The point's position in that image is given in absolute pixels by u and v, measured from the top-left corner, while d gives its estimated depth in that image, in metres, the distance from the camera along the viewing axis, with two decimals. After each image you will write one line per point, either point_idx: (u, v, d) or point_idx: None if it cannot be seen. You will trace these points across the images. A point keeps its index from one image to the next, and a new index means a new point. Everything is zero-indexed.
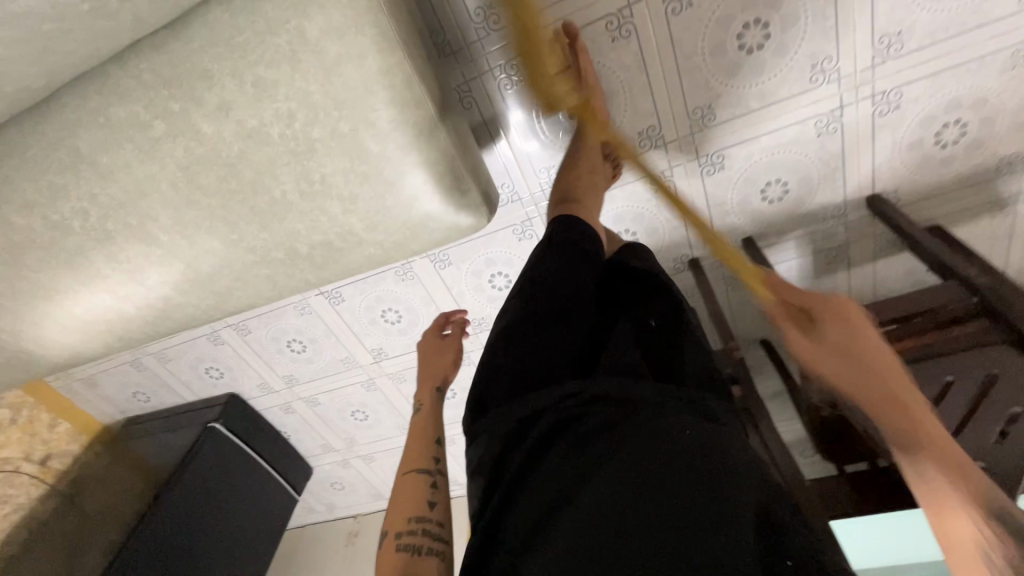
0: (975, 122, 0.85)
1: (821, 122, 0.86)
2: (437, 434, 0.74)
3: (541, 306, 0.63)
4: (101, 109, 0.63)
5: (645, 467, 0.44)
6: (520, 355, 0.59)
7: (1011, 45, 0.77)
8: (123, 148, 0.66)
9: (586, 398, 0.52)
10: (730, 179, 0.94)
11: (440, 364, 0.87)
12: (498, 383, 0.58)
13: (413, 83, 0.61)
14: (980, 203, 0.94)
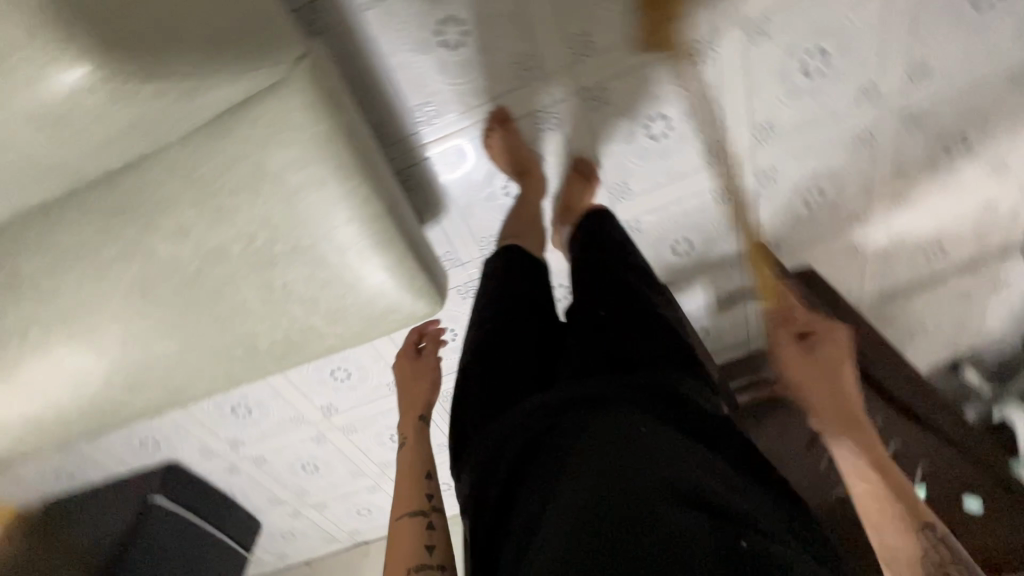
0: (830, 189, 1.05)
1: (716, 192, 1.02)
2: (426, 467, 0.67)
3: (500, 327, 0.64)
4: (46, 237, 0.63)
5: (606, 452, 0.43)
6: (488, 380, 0.59)
7: (851, 132, 0.97)
8: (70, 271, 0.65)
9: (545, 413, 0.50)
10: (646, 238, 1.08)
11: (418, 388, 0.77)
12: (467, 415, 0.58)
13: (371, 201, 0.67)
14: (839, 248, 1.15)
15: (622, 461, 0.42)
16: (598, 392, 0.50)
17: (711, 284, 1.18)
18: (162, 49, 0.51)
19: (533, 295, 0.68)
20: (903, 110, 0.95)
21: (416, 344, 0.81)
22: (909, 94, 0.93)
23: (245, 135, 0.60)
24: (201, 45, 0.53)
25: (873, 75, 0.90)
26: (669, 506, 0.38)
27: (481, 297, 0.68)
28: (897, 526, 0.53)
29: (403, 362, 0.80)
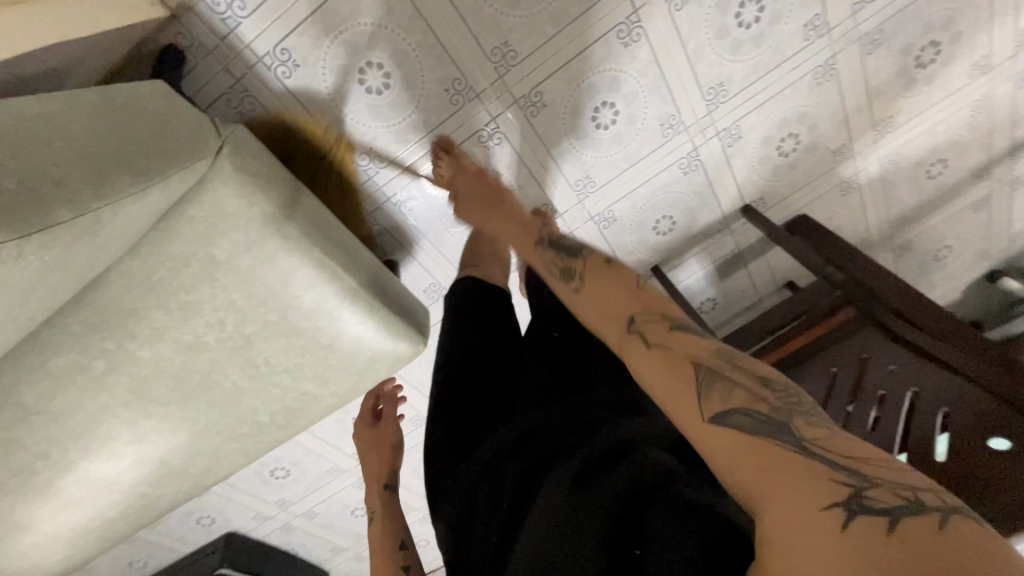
0: (805, 132, 1.00)
1: (683, 163, 0.99)
2: (399, 534, 0.71)
3: (460, 369, 0.67)
4: (39, 365, 0.67)
5: (549, 483, 0.46)
6: (455, 424, 0.63)
7: (809, 70, 0.92)
8: (69, 391, 0.69)
9: (498, 454, 0.53)
10: (625, 226, 1.06)
11: (379, 451, 0.83)
12: (440, 462, 0.62)
13: (325, 264, 0.68)
14: (830, 187, 1.10)
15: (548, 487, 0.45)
16: (550, 422, 0.52)
17: (705, 255, 1.14)
18: (99, 192, 0.48)
19: (487, 328, 0.70)
20: (860, 32, 0.90)
21: (372, 408, 0.87)
22: (861, 15, 0.88)
23: (189, 233, 0.62)
24: (133, 180, 0.51)
25: (817, 7, 0.85)
26: (579, 530, 0.41)
27: (442, 336, 0.71)
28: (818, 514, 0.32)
29: (360, 430, 0.85)
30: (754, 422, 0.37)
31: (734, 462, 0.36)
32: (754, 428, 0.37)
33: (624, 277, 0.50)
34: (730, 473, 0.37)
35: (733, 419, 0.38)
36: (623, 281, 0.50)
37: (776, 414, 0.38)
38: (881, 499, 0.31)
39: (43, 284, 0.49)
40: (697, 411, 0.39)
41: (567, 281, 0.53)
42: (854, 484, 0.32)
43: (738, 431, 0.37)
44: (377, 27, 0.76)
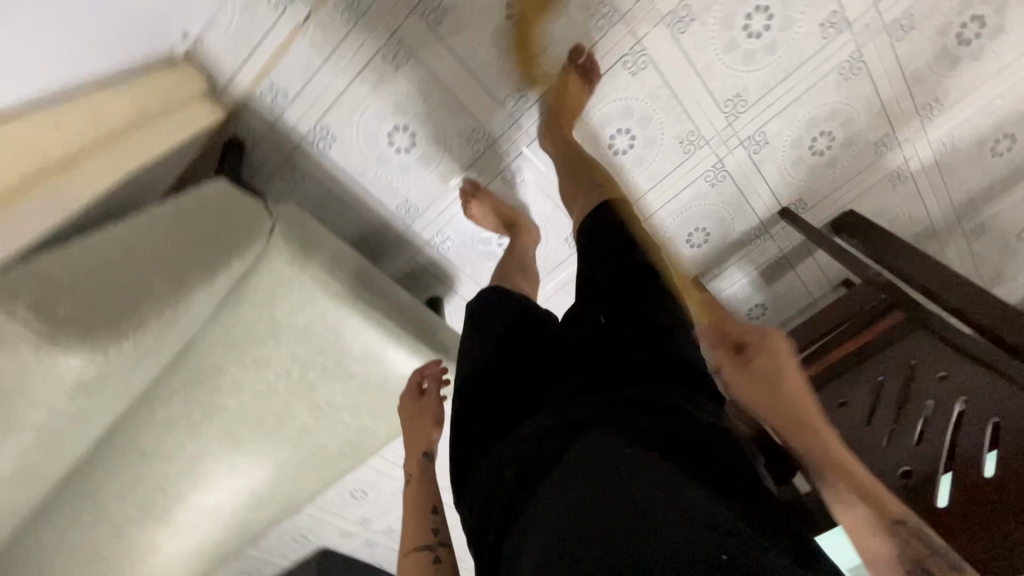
0: (838, 128, 0.96)
1: (709, 176, 0.99)
2: (431, 502, 0.76)
3: (499, 351, 0.73)
4: (152, 417, 0.80)
5: (586, 454, 0.51)
6: (491, 401, 0.69)
7: (833, 67, 0.90)
8: (175, 437, 0.82)
9: (546, 431, 0.57)
10: (657, 242, 1.07)
11: (421, 426, 0.81)
12: (473, 433, 0.68)
13: (369, 314, 0.77)
14: (879, 179, 1.04)
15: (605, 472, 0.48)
16: (599, 410, 0.56)
17: (746, 262, 1.12)
18: (179, 292, 0.60)
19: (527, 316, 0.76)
20: (887, 20, 0.86)
21: (417, 383, 0.81)
22: (884, 5, 0.84)
23: (255, 300, 0.72)
24: (200, 272, 0.62)
25: (834, 4, 0.83)
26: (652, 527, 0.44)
27: (489, 330, 0.77)
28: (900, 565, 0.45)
29: (407, 401, 0.81)
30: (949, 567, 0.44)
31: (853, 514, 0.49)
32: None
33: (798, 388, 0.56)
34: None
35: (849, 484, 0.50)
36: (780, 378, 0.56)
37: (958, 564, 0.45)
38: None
39: (145, 359, 0.61)
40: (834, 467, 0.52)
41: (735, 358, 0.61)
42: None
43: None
44: (399, 95, 0.84)
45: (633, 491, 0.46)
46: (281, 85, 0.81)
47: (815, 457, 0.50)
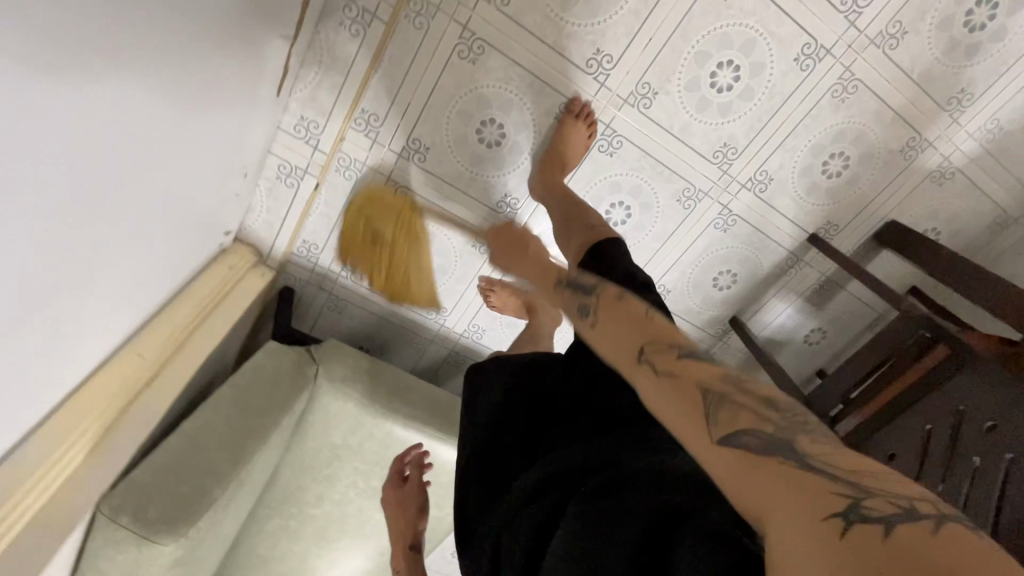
0: (851, 147, 0.90)
1: (718, 223, 0.98)
2: None
3: (495, 405, 0.72)
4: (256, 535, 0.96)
5: (592, 499, 0.50)
6: (488, 454, 0.68)
7: (826, 92, 0.85)
8: (278, 547, 0.97)
9: (543, 478, 0.57)
10: (683, 293, 1.07)
11: (405, 513, 0.85)
12: (472, 493, 0.67)
13: (408, 423, 0.88)
14: (917, 182, 0.95)
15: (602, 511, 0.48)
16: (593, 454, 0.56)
17: (786, 292, 1.07)
18: (239, 460, 0.72)
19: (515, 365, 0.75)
20: (873, 34, 0.81)
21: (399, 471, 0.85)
22: (863, 21, 0.80)
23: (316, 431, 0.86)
24: (262, 430, 0.76)
25: (804, 36, 0.81)
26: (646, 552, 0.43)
27: (484, 395, 0.74)
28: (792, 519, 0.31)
29: (388, 491, 0.86)
30: (776, 447, 0.35)
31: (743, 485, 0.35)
32: (769, 446, 0.35)
33: (644, 309, 0.49)
34: (729, 476, 0.36)
35: (741, 441, 0.36)
36: (634, 318, 0.48)
37: (788, 438, 0.36)
38: (877, 507, 0.30)
39: (234, 506, 0.75)
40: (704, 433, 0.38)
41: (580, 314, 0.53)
42: (855, 494, 0.31)
43: (750, 444, 0.36)
44: None
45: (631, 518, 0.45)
46: (310, 238, 0.96)
47: (678, 426, 0.40)
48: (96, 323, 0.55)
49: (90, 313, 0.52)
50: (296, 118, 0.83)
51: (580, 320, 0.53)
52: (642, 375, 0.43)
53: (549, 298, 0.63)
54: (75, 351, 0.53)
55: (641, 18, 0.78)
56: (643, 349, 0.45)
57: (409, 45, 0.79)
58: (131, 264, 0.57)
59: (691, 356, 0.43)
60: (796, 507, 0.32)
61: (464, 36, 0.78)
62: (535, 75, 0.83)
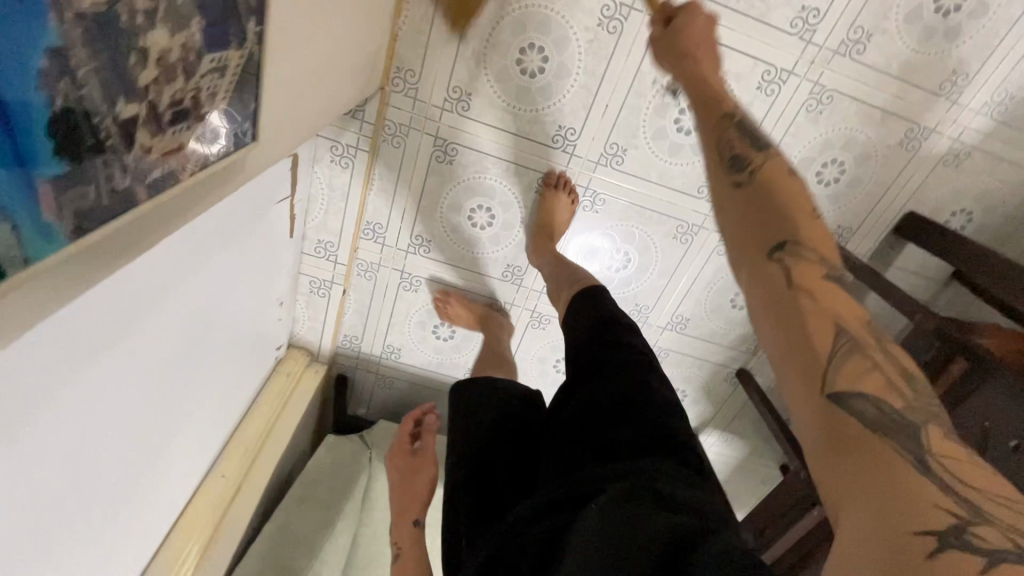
0: (842, 151, 0.88)
1: (721, 249, 0.98)
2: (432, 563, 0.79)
3: (485, 436, 0.67)
4: None
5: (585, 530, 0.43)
6: (477, 487, 0.63)
7: (799, 109, 0.84)
8: None
9: (531, 519, 0.51)
10: (704, 318, 1.07)
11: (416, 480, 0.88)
12: (463, 527, 0.62)
13: None
14: (930, 168, 0.89)
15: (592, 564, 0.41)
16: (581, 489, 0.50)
17: None
18: (314, 554, 0.88)
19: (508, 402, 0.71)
20: (835, 45, 0.79)
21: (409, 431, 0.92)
22: (820, 37, 0.78)
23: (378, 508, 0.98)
24: (329, 522, 0.92)
25: (760, 65, 0.81)
26: None
27: (475, 421, 0.69)
28: (882, 498, 0.37)
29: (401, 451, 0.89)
30: (884, 425, 0.39)
31: (840, 458, 0.40)
32: (879, 422, 0.40)
33: (795, 207, 0.52)
34: (828, 450, 0.41)
35: (856, 406, 0.40)
36: (781, 204, 0.52)
37: (912, 424, 0.39)
38: (982, 536, 0.33)
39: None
40: (817, 386, 0.42)
41: (733, 172, 0.55)
42: (963, 516, 0.34)
43: (857, 421, 0.40)
44: (429, 304, 1.05)
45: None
46: (350, 333, 1.08)
47: (792, 366, 0.44)
48: (174, 465, 0.71)
49: (165, 461, 0.67)
50: (314, 242, 0.96)
51: (733, 176, 0.55)
52: (787, 267, 0.47)
53: (705, 108, 0.62)
54: (160, 493, 0.68)
55: (592, 90, 0.83)
56: (783, 244, 0.49)
57: (394, 163, 0.89)
58: (191, 416, 0.72)
59: (832, 279, 0.47)
60: (896, 505, 0.36)
61: (438, 144, 0.87)
62: (510, 160, 0.89)
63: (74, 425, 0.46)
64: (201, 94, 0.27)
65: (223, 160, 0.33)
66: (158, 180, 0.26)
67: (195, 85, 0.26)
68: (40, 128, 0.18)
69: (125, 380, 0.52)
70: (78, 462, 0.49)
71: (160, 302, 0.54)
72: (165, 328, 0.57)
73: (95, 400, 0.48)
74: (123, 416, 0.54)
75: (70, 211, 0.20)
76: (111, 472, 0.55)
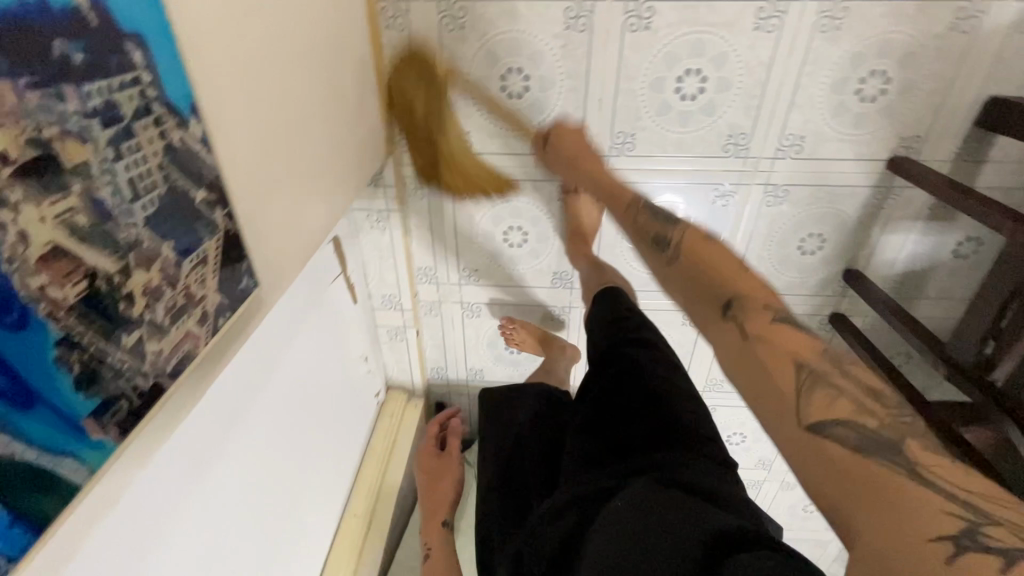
0: (882, 58, 0.77)
1: (770, 200, 0.92)
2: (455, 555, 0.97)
3: (514, 440, 0.73)
4: None
5: (608, 512, 0.50)
6: (510, 488, 0.69)
7: (810, 32, 0.76)
8: None
9: (557, 511, 0.56)
10: (772, 274, 1.01)
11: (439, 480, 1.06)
12: (495, 523, 0.68)
13: None
14: (1004, 42, 0.75)
15: (626, 537, 0.47)
16: (600, 484, 0.55)
17: (898, 224, 0.92)
18: None
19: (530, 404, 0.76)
20: None
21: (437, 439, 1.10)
22: None
23: None
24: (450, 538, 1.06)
25: (751, 5, 0.74)
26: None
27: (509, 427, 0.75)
28: None
29: (427, 457, 1.08)
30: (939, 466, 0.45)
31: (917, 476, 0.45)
32: (870, 451, 0.45)
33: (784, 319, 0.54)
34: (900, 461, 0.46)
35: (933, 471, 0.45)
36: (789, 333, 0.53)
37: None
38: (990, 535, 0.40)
39: None
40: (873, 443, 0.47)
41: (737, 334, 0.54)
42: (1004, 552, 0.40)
43: (837, 445, 0.46)
44: (491, 325, 1.11)
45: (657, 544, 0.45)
46: (435, 365, 1.19)
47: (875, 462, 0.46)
48: (310, 515, 0.87)
49: (297, 516, 0.82)
50: (379, 297, 1.07)
51: (661, 254, 0.63)
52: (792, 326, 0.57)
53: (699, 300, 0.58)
54: (299, 539, 0.84)
55: (582, 90, 0.82)
56: (728, 303, 0.56)
57: (423, 212, 0.96)
58: (311, 477, 0.86)
59: (780, 321, 0.54)
60: (916, 532, 0.41)
61: (456, 184, 0.93)
62: (523, 178, 0.92)
63: (209, 515, 0.60)
64: (191, 288, 0.35)
65: (235, 314, 0.41)
66: (178, 363, 0.35)
67: (185, 285, 0.35)
68: (64, 388, 0.27)
69: (243, 470, 0.66)
70: (221, 539, 0.63)
71: (261, 396, 0.68)
72: (271, 420, 0.72)
73: (222, 492, 0.62)
74: (253, 488, 0.69)
75: (113, 425, 0.31)
76: (253, 538, 0.70)
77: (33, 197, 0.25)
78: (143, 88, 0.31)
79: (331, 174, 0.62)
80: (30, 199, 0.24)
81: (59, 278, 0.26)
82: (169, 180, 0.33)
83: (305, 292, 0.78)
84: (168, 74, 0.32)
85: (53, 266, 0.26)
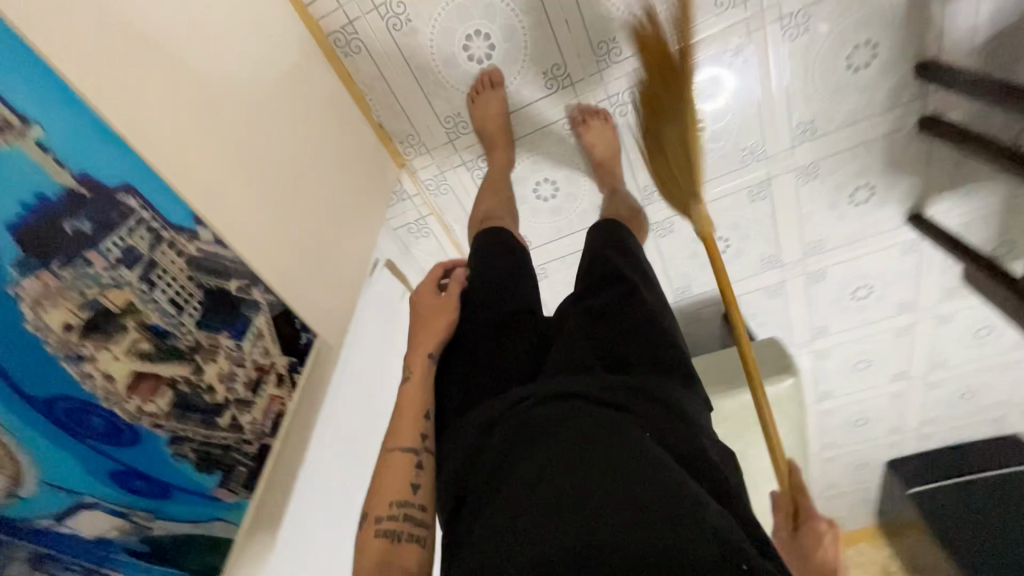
0: None
1: (791, 33, 0.81)
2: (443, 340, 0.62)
3: (504, 305, 0.62)
4: None
5: (600, 424, 0.44)
6: (477, 355, 0.60)
7: None
8: None
9: (535, 401, 0.49)
10: (829, 109, 0.89)
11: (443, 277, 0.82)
12: (450, 403, 0.58)
13: None
14: None
15: (606, 452, 0.41)
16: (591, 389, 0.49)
17: None
18: None
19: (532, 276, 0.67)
20: None
21: (438, 279, 0.67)
22: None
23: None
24: None
25: None
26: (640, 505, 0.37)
27: (494, 286, 0.63)
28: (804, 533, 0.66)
29: (424, 299, 0.64)
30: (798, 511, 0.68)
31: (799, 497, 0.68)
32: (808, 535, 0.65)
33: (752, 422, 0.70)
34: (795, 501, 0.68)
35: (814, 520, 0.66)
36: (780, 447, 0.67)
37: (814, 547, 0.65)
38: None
39: None
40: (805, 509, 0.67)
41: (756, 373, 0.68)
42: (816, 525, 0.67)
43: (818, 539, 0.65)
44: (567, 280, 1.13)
45: (629, 464, 0.40)
46: None
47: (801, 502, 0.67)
48: None
49: None
50: None
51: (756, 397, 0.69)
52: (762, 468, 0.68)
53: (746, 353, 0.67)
54: None
55: (545, 22, 0.79)
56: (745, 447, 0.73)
57: (454, 206, 0.99)
58: None
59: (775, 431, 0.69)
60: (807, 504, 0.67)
61: (471, 168, 0.93)
62: (528, 132, 0.92)
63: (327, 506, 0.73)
64: (257, 361, 0.50)
65: (307, 364, 0.56)
66: (273, 421, 0.51)
67: (252, 361, 0.50)
68: (192, 472, 0.43)
69: (348, 467, 0.77)
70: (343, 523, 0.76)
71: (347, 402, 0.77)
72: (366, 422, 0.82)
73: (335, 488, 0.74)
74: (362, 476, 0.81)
75: (238, 486, 0.47)
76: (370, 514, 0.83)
77: (102, 345, 0.38)
78: (148, 221, 0.42)
79: (353, 214, 0.72)
80: (100, 345, 0.38)
81: (149, 395, 0.41)
82: (201, 284, 0.46)
83: (366, 307, 0.85)
84: (161, 205, 0.43)
85: (141, 388, 0.40)
